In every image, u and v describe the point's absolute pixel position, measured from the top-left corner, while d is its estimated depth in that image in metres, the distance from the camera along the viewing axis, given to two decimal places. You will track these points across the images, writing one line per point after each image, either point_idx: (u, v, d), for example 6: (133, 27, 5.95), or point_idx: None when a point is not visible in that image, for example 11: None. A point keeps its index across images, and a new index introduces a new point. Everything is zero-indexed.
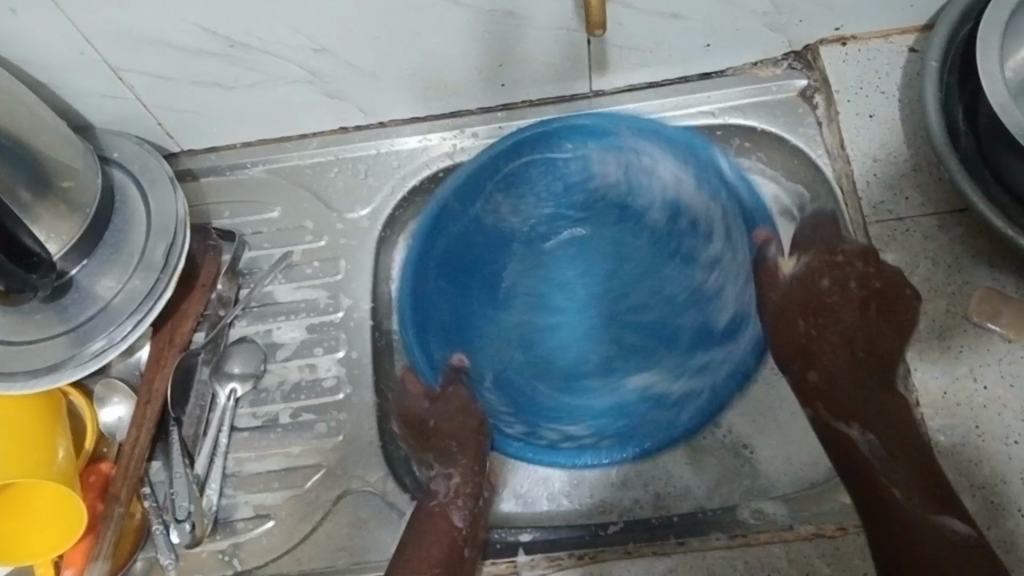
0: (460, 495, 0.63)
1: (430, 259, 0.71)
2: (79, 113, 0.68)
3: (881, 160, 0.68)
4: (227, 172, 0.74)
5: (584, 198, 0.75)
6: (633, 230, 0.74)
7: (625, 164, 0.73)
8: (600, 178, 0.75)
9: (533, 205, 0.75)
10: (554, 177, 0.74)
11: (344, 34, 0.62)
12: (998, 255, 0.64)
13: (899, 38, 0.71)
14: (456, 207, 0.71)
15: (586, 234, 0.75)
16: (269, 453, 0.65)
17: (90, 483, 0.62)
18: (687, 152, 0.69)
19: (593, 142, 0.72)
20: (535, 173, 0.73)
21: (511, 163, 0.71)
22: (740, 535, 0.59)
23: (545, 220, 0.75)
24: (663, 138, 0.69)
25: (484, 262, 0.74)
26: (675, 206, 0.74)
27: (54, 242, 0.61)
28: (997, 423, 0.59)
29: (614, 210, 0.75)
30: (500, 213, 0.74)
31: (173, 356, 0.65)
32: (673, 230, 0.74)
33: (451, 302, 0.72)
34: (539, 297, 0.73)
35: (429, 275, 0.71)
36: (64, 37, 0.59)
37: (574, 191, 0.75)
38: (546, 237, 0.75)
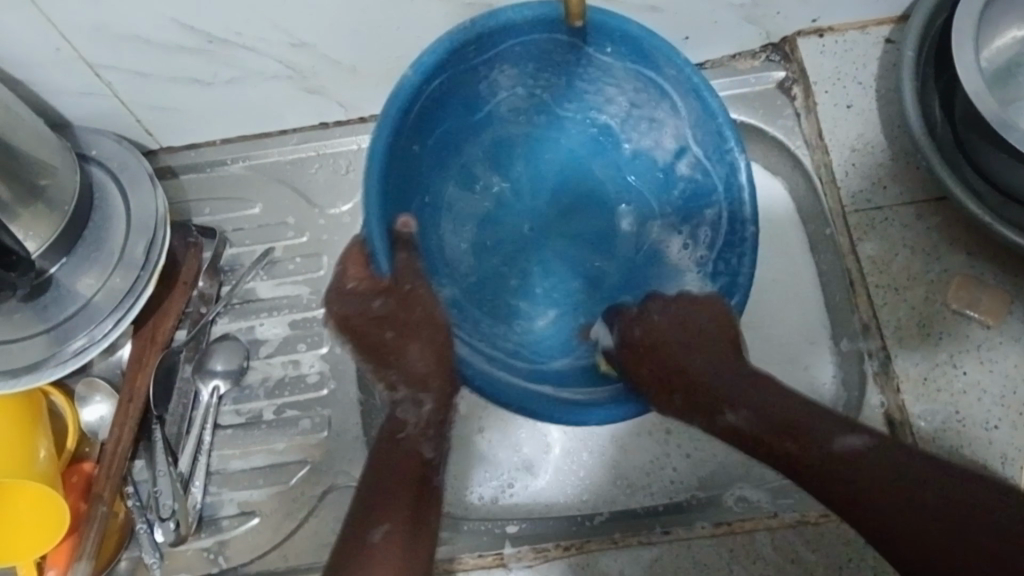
0: (431, 425, 0.59)
1: (426, 129, 0.66)
2: (55, 110, 0.67)
3: (859, 150, 0.69)
4: (208, 168, 0.73)
5: (575, 106, 0.71)
6: (600, 164, 0.73)
7: (638, 102, 0.69)
8: (598, 107, 0.71)
9: (525, 97, 0.70)
10: (568, 74, 0.68)
11: (322, 29, 0.62)
12: (976, 243, 0.65)
13: (875, 30, 0.72)
14: (459, 64, 0.62)
15: (547, 133, 0.73)
16: (253, 450, 0.65)
17: (72, 483, 0.61)
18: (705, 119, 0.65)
19: (631, 62, 0.65)
20: (547, 44, 0.64)
21: (532, 37, 0.62)
22: (725, 522, 0.60)
23: (527, 107, 0.71)
24: (698, 107, 0.65)
25: (450, 124, 0.68)
26: (643, 169, 0.72)
27: (33, 240, 0.60)
28: (976, 408, 0.59)
29: (586, 132, 0.73)
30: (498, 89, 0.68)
31: (154, 354, 0.65)
32: (639, 180, 0.73)
33: (431, 158, 0.69)
34: (489, 185, 0.73)
35: (422, 150, 0.67)
36: (41, 33, 0.58)
37: (568, 98, 0.70)
38: (514, 129, 0.72)
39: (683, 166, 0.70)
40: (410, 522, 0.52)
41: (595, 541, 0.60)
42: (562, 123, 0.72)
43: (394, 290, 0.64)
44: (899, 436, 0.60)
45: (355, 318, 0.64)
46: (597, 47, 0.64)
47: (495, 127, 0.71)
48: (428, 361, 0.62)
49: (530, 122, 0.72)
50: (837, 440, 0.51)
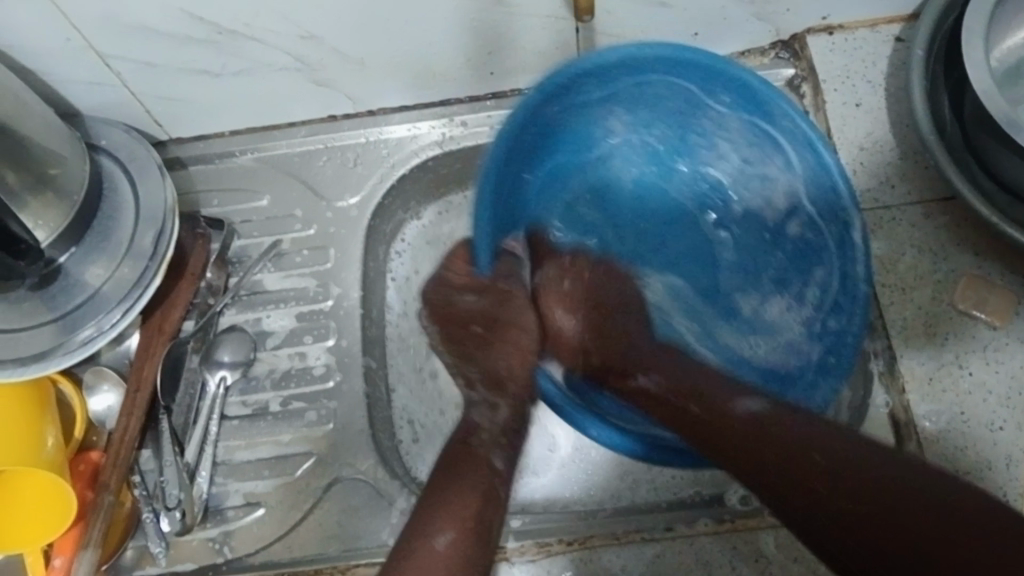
0: (506, 433, 0.56)
1: (530, 154, 0.69)
2: (65, 101, 0.67)
3: (867, 149, 0.68)
4: (216, 160, 0.74)
5: (688, 164, 0.74)
6: (695, 230, 0.74)
7: (750, 159, 0.70)
8: (711, 164, 0.73)
9: (642, 142, 0.73)
10: (683, 121, 0.71)
11: (331, 21, 0.62)
12: (983, 243, 0.65)
13: (885, 28, 0.71)
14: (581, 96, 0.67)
15: (660, 189, 0.75)
16: (259, 442, 0.65)
17: (79, 471, 0.62)
18: (813, 168, 0.65)
19: (746, 114, 0.67)
20: (663, 89, 0.68)
21: (650, 78, 0.66)
22: (728, 520, 0.60)
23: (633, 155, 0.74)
24: (812, 162, 0.65)
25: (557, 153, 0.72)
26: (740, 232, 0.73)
27: (43, 229, 0.61)
28: (981, 409, 0.59)
29: (682, 200, 0.74)
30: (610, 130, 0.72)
31: (162, 344, 0.65)
32: (737, 249, 0.73)
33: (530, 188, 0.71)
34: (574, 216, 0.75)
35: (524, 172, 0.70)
36: (52, 22, 0.58)
37: (681, 155, 0.73)
38: (623, 175, 0.75)
39: (795, 226, 0.70)
40: (477, 529, 0.49)
41: (598, 536, 0.60)
42: (689, 187, 0.74)
43: (488, 289, 0.64)
44: (904, 436, 0.60)
45: (445, 309, 0.63)
46: (713, 95, 0.67)
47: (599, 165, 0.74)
48: (511, 366, 0.60)
49: (636, 173, 0.74)
50: (738, 403, 0.55)
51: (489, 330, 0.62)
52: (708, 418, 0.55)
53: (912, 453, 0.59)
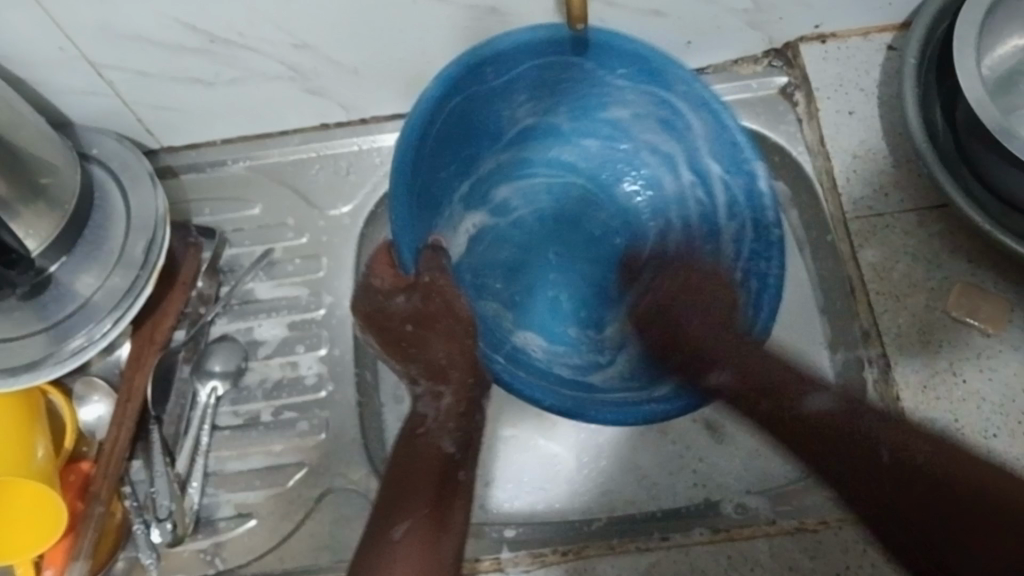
0: (452, 415, 0.60)
1: (444, 150, 0.66)
2: (57, 109, 0.67)
3: (861, 157, 0.68)
4: (209, 168, 0.73)
5: (595, 135, 0.73)
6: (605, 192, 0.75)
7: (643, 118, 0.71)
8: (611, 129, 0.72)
9: (545, 125, 0.72)
10: (584, 97, 0.69)
11: (324, 29, 0.62)
12: (976, 250, 0.65)
13: (878, 37, 0.72)
14: (493, 89, 0.65)
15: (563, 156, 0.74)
16: (250, 452, 0.65)
17: (70, 482, 0.61)
18: (733, 144, 0.66)
19: (649, 87, 0.67)
20: (574, 78, 0.67)
21: (559, 64, 0.64)
22: (722, 530, 0.60)
23: (549, 136, 0.73)
24: (715, 128, 0.66)
25: (468, 146, 0.69)
26: (654, 197, 0.75)
27: (33, 239, 0.60)
28: (975, 417, 0.59)
29: (599, 169, 0.75)
30: (515, 122, 0.70)
31: (153, 353, 0.64)
32: (651, 213, 0.75)
33: (445, 180, 0.69)
34: (499, 206, 0.74)
35: (441, 173, 0.68)
36: (43, 32, 0.58)
37: (588, 131, 0.73)
38: (534, 151, 0.74)
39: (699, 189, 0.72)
40: (432, 525, 0.51)
41: (593, 548, 0.59)
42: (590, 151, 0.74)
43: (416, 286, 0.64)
44: None
45: (377, 316, 0.64)
46: (616, 71, 0.66)
47: (509, 154, 0.73)
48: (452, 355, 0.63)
49: (539, 146, 0.73)
50: (808, 401, 0.57)
51: (424, 327, 0.64)
52: (783, 416, 0.57)
53: None
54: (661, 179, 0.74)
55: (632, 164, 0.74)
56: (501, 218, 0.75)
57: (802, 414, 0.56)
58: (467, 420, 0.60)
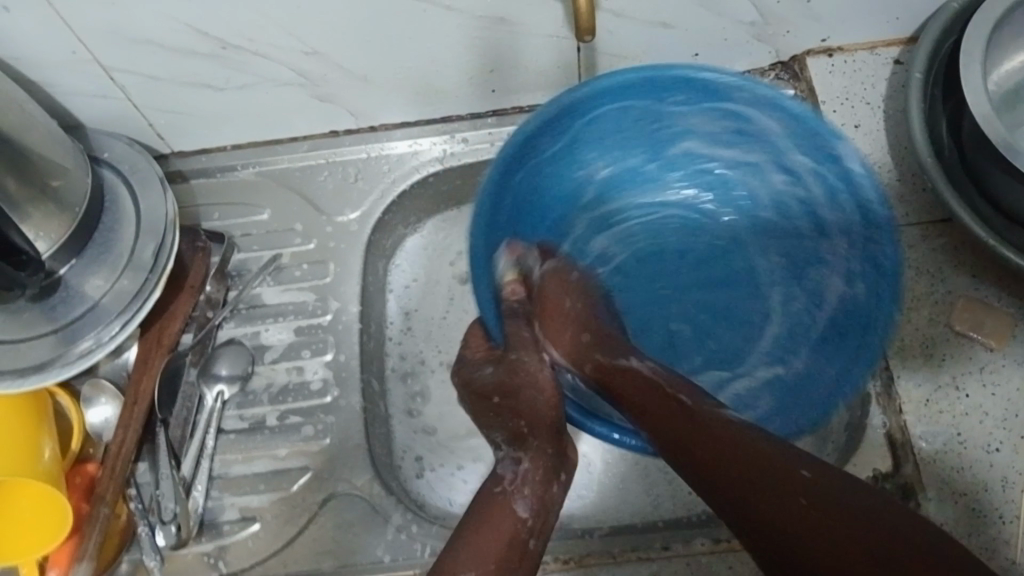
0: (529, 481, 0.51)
1: (515, 198, 0.67)
2: (68, 113, 0.68)
3: (865, 170, 0.69)
4: (218, 174, 0.74)
5: (679, 170, 0.73)
6: (710, 220, 0.73)
7: (732, 144, 0.70)
8: (700, 159, 0.72)
9: (625, 169, 0.73)
10: (650, 135, 0.70)
11: (334, 36, 0.62)
12: (980, 264, 0.65)
13: (885, 51, 0.72)
14: (557, 139, 0.67)
15: (655, 197, 0.74)
16: (255, 456, 0.65)
17: (75, 484, 0.62)
18: (806, 130, 0.64)
19: (705, 107, 0.67)
20: (625, 115, 0.68)
21: (608, 104, 0.66)
22: (724, 539, 0.59)
23: (634, 178, 0.73)
24: (787, 124, 0.64)
25: (546, 192, 0.71)
26: (748, 205, 0.72)
27: (44, 240, 0.61)
28: (978, 431, 0.59)
29: (689, 195, 0.74)
30: (590, 172, 0.72)
31: (160, 357, 0.64)
32: (749, 217, 0.72)
33: (526, 229, 0.70)
34: (601, 254, 0.74)
35: (519, 227, 0.69)
36: (56, 35, 0.59)
37: (670, 166, 0.73)
38: (625, 198, 0.74)
39: (828, 211, 0.67)
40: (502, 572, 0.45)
41: (594, 556, 0.60)
42: (689, 185, 0.73)
43: (503, 358, 0.60)
44: (901, 457, 0.60)
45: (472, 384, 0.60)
46: (670, 100, 0.66)
47: (596, 207, 0.74)
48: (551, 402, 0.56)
49: (629, 193, 0.74)
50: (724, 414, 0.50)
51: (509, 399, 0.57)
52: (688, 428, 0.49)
53: (909, 474, 0.59)
54: (753, 188, 0.71)
55: (723, 185, 0.73)
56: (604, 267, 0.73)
57: (719, 421, 0.48)
58: (548, 484, 0.51)
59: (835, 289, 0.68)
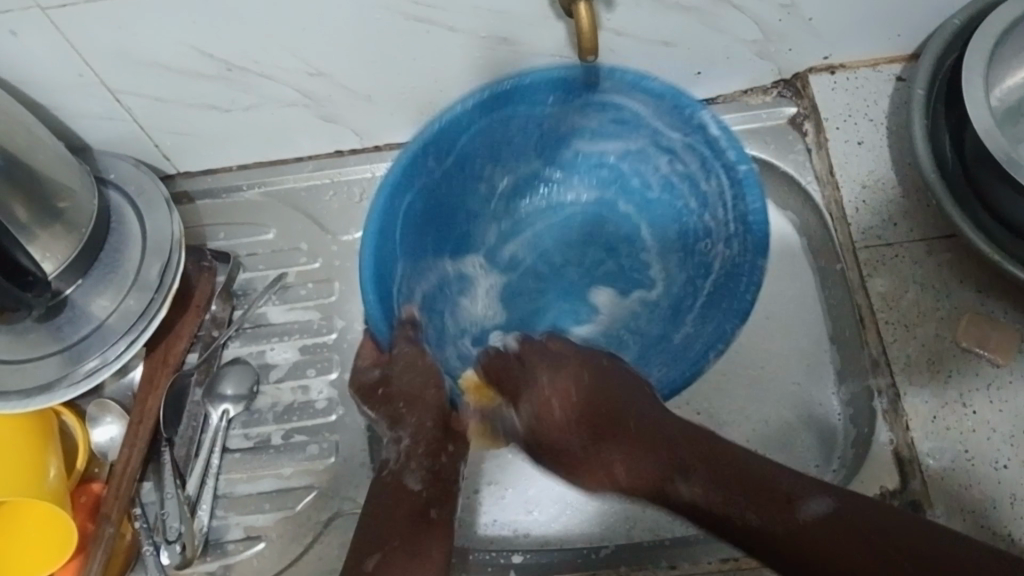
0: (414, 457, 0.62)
1: (421, 209, 0.67)
2: (76, 135, 0.68)
3: (869, 186, 0.69)
4: (224, 194, 0.74)
5: (575, 169, 0.73)
6: (613, 213, 0.74)
7: (606, 137, 0.70)
8: (583, 155, 0.72)
9: (521, 175, 0.73)
10: (531, 141, 0.70)
11: (339, 58, 0.63)
12: (986, 280, 0.65)
13: (887, 67, 0.72)
14: (448, 156, 0.66)
15: (544, 200, 0.74)
16: (260, 475, 0.65)
17: (80, 503, 0.62)
18: (672, 108, 0.64)
19: (601, 109, 0.67)
20: (525, 123, 0.67)
21: (515, 108, 0.65)
22: (731, 558, 0.59)
23: (530, 182, 0.73)
24: (680, 119, 0.65)
25: (455, 203, 0.70)
26: (652, 200, 0.72)
27: (50, 261, 0.61)
28: (985, 447, 0.59)
29: (594, 192, 0.74)
30: (489, 181, 0.71)
31: (165, 375, 0.65)
32: (653, 202, 0.73)
33: (438, 236, 0.70)
34: (508, 259, 0.74)
35: (423, 239, 0.69)
36: (64, 59, 0.60)
37: (559, 165, 0.73)
38: (518, 203, 0.74)
39: (715, 193, 0.67)
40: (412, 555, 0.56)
41: None
42: (582, 180, 0.74)
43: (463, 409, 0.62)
44: (907, 474, 0.59)
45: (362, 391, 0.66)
46: (544, 102, 0.65)
47: (507, 211, 0.74)
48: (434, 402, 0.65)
49: (534, 197, 0.74)
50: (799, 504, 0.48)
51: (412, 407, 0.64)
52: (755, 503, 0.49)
53: (916, 490, 0.59)
54: (648, 176, 0.72)
55: (621, 184, 0.73)
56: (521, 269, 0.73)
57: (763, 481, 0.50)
58: (433, 455, 0.62)
59: (718, 254, 0.68)
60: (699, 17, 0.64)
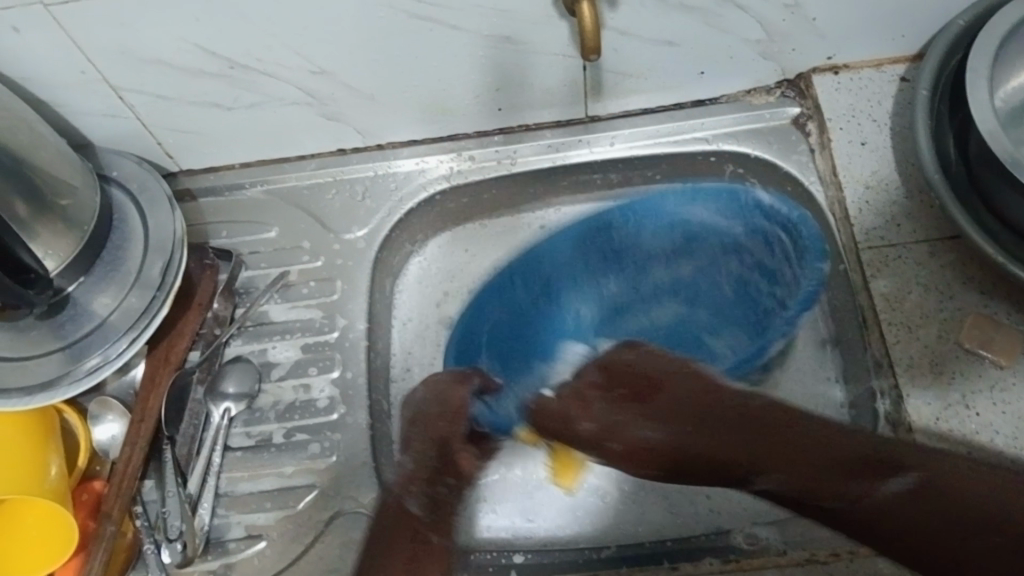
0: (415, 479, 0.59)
1: (509, 311, 0.74)
2: (79, 132, 0.68)
3: (872, 187, 0.69)
4: (226, 192, 0.74)
5: (657, 301, 0.74)
6: (701, 328, 0.72)
7: (684, 256, 0.74)
8: (658, 277, 0.74)
9: (607, 310, 0.74)
10: (609, 268, 0.75)
11: (342, 56, 0.63)
12: (988, 281, 0.65)
13: (891, 68, 0.72)
14: (535, 286, 0.74)
15: (640, 331, 0.73)
16: (262, 473, 0.65)
17: (82, 501, 0.62)
18: (728, 202, 0.72)
19: (669, 222, 0.74)
20: (596, 241, 0.74)
21: (578, 232, 0.74)
22: (733, 560, 0.59)
23: (613, 312, 0.74)
24: (721, 210, 0.72)
25: (539, 330, 0.73)
26: (744, 304, 0.72)
27: (52, 258, 0.61)
28: (989, 449, 0.59)
29: (679, 313, 0.73)
30: (577, 313, 0.74)
31: (167, 374, 0.65)
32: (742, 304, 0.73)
33: (523, 351, 0.72)
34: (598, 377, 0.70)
35: (506, 349, 0.72)
36: (67, 55, 0.59)
37: (645, 295, 0.74)
38: (607, 331, 0.73)
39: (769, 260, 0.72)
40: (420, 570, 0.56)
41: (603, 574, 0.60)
42: (676, 303, 0.74)
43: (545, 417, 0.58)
44: None
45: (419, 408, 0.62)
46: (613, 224, 0.74)
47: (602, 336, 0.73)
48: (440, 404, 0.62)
49: (625, 326, 0.73)
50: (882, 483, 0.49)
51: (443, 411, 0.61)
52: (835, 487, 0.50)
53: None
54: (724, 283, 0.73)
55: (692, 290, 0.74)
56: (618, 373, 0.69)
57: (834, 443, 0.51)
58: (432, 482, 0.59)
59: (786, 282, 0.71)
60: (703, 17, 0.64)
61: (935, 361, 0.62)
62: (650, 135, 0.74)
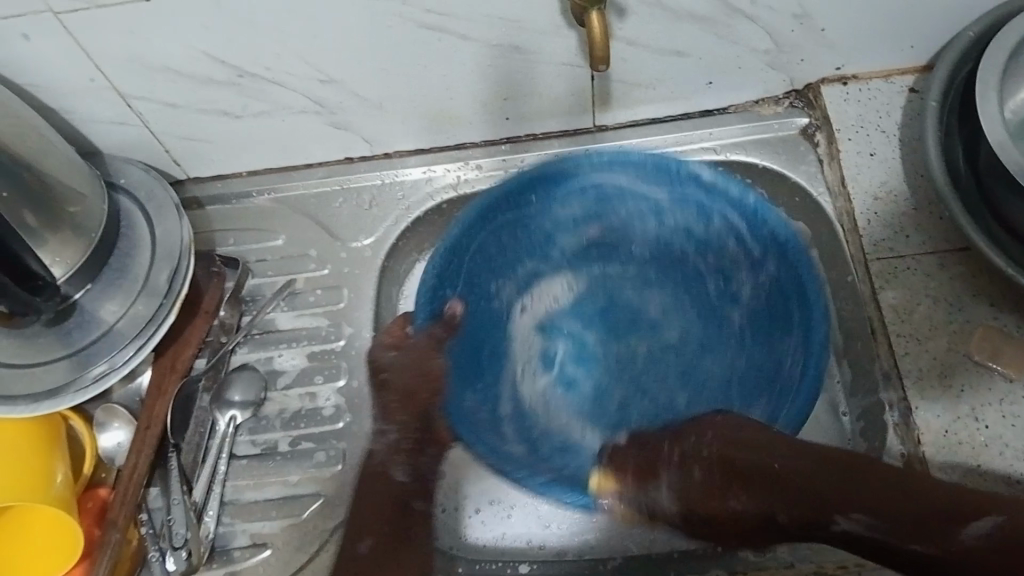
0: (399, 451, 0.64)
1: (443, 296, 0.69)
2: (88, 140, 0.69)
3: (881, 198, 0.68)
4: (234, 200, 0.74)
5: (573, 268, 0.75)
6: (630, 293, 0.74)
7: (601, 212, 0.73)
8: (577, 243, 0.74)
9: (529, 281, 0.74)
10: (523, 237, 0.73)
11: (350, 64, 0.63)
12: (997, 294, 0.64)
13: (900, 79, 0.72)
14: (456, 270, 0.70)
15: (567, 300, 0.74)
16: (268, 481, 0.65)
17: (87, 508, 0.62)
18: (684, 175, 0.69)
19: (594, 185, 0.71)
20: (528, 205, 0.72)
21: (523, 194, 0.71)
22: (740, 572, 0.59)
23: (536, 285, 0.74)
24: (674, 179, 0.70)
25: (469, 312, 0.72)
26: (668, 268, 0.74)
27: (60, 266, 0.61)
28: (999, 462, 0.58)
29: (603, 278, 0.74)
30: (500, 296, 0.73)
31: (173, 382, 0.65)
32: (658, 270, 0.74)
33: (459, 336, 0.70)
34: (553, 357, 0.72)
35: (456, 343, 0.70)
36: (76, 63, 0.60)
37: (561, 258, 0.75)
38: (537, 308, 0.74)
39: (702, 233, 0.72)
40: (394, 542, 0.61)
41: None
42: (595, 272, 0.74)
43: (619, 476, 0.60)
44: None
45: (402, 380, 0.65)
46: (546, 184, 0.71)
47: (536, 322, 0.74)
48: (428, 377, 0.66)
49: (555, 303, 0.74)
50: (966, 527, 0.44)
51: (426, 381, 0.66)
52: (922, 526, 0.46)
53: None
54: (645, 244, 0.74)
55: (610, 253, 0.75)
56: (578, 350, 0.72)
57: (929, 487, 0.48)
58: (418, 451, 0.64)
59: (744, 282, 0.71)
60: (711, 27, 0.64)
61: (944, 373, 0.62)
62: (655, 144, 0.75)
